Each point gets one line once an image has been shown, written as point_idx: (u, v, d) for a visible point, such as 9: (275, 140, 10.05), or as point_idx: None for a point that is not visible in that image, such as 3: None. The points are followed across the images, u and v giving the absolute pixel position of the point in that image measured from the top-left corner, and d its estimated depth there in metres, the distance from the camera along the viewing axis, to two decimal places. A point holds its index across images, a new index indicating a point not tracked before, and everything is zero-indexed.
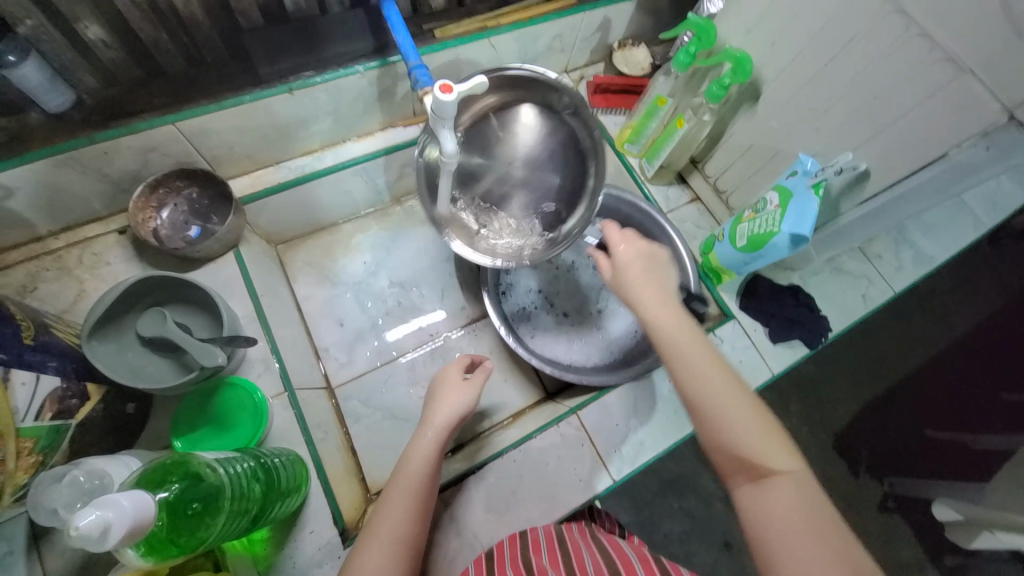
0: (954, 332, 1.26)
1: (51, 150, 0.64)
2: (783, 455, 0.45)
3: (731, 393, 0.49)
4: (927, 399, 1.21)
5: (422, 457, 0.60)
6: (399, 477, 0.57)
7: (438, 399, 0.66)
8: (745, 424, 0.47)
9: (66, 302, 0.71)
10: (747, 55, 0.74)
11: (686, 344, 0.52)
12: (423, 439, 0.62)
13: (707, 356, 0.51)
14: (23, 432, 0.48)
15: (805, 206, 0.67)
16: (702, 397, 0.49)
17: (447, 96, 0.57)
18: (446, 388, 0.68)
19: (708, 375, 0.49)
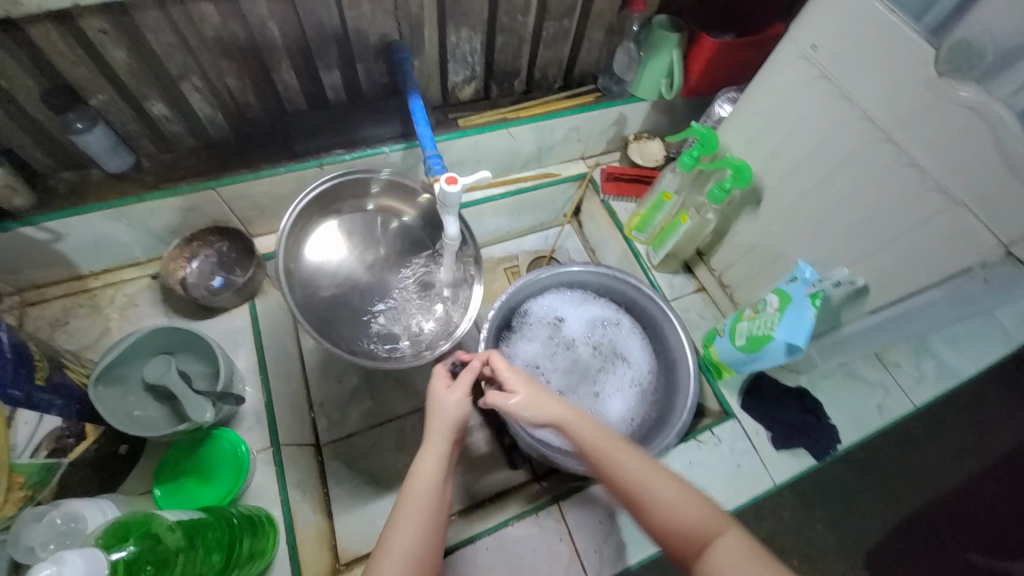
0: (993, 452, 1.16)
1: (104, 205, 0.73)
2: (713, 524, 0.47)
3: (652, 480, 0.51)
4: (965, 526, 1.09)
5: (432, 474, 0.55)
6: (405, 494, 0.53)
7: (441, 407, 0.60)
8: (674, 507, 0.48)
9: (90, 338, 0.79)
10: (746, 163, 0.76)
11: (603, 449, 0.54)
12: (430, 452, 0.57)
13: (622, 456, 0.53)
14: (17, 468, 0.51)
15: (802, 315, 0.66)
16: (639, 498, 0.50)
17: (452, 188, 0.62)
18: (444, 397, 0.61)
19: (625, 470, 0.52)
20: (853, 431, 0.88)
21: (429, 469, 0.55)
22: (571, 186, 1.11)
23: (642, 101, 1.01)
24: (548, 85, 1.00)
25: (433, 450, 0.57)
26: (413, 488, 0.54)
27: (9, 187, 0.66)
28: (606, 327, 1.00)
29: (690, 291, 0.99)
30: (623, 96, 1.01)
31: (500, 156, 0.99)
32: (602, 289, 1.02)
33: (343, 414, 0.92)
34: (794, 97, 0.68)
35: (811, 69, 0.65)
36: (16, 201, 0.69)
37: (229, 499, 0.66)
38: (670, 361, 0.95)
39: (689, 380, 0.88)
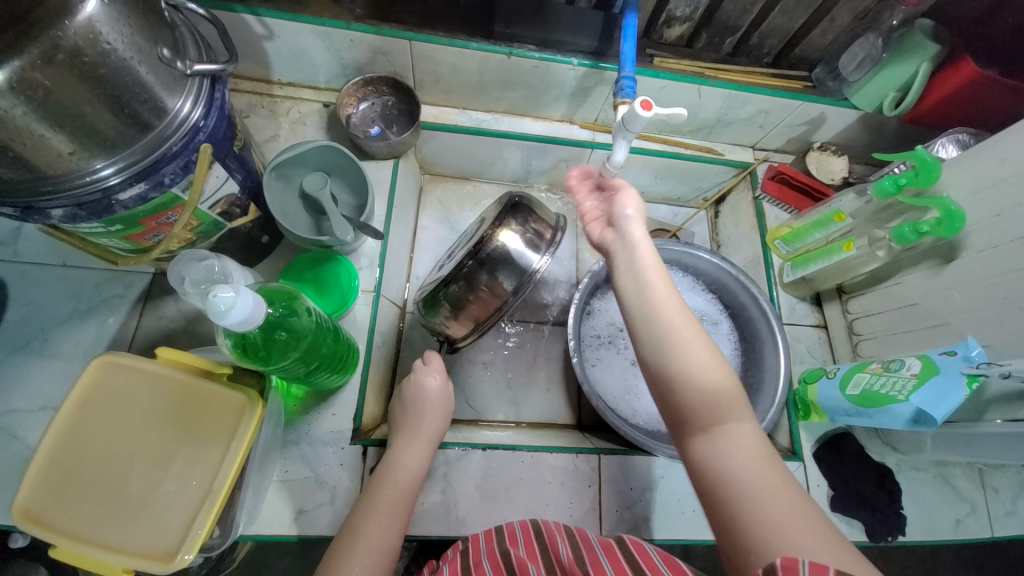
0: None
1: (317, 20, 0.77)
2: (732, 408, 0.51)
3: (695, 351, 0.53)
4: None
5: (413, 467, 0.65)
6: (382, 486, 0.62)
7: (425, 416, 0.70)
8: (707, 380, 0.51)
9: (262, 138, 0.86)
10: (962, 213, 0.66)
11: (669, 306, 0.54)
12: (414, 448, 0.67)
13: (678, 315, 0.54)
14: (197, 212, 0.58)
15: (952, 389, 0.61)
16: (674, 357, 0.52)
17: (643, 113, 0.59)
18: (428, 391, 0.72)
19: (685, 336, 0.53)
20: (920, 531, 0.81)
21: (409, 460, 0.66)
22: (728, 171, 1.03)
23: (853, 108, 0.90)
24: (758, 56, 0.91)
25: (413, 445, 0.67)
26: (391, 477, 0.64)
27: None
28: (703, 322, 0.97)
29: (809, 323, 0.92)
30: (835, 96, 0.90)
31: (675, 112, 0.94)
32: (714, 284, 0.98)
33: None
34: None
35: None
36: None
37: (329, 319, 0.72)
38: (755, 381, 0.90)
39: (771, 405, 0.83)
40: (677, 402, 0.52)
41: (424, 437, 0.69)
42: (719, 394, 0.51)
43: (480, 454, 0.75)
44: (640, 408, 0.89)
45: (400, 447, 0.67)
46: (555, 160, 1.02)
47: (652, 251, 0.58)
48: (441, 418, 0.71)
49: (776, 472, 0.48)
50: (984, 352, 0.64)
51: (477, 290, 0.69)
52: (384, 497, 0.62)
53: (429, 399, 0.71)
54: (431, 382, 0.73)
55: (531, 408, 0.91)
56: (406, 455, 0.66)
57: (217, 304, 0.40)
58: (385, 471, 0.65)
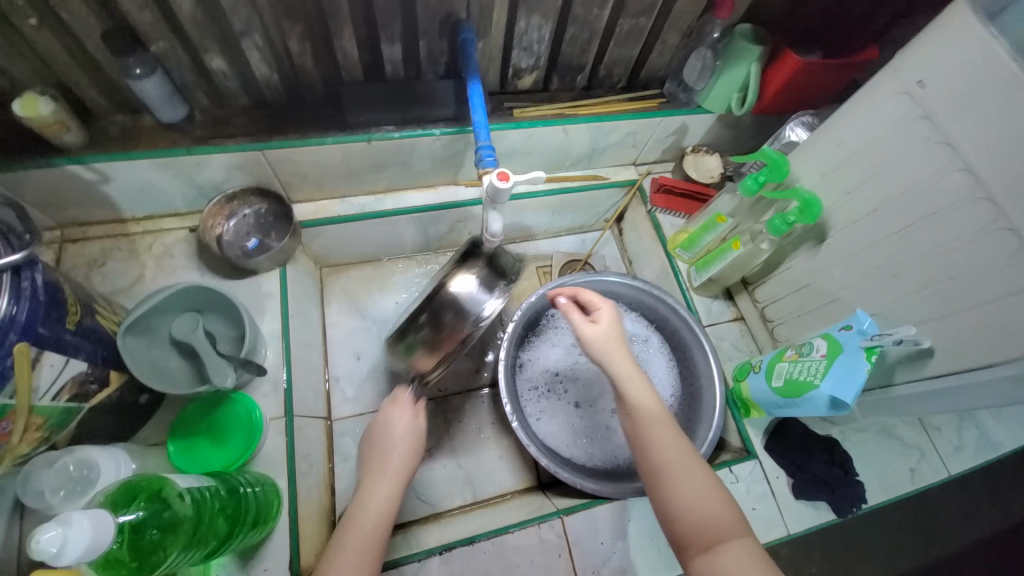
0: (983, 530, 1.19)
1: (152, 153, 0.73)
2: (731, 529, 0.53)
3: (692, 477, 0.56)
4: None
5: (380, 506, 0.64)
6: (352, 526, 0.62)
7: (389, 434, 0.71)
8: (699, 493, 0.55)
9: (125, 283, 0.79)
10: (817, 198, 0.71)
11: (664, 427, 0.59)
12: (380, 487, 0.66)
13: (668, 430, 0.59)
14: (37, 409, 0.51)
15: (856, 367, 0.63)
16: (675, 480, 0.56)
17: (502, 185, 0.60)
18: (393, 421, 0.72)
19: (675, 453, 0.58)
20: (880, 492, 0.83)
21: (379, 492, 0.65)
22: (618, 191, 1.06)
23: (708, 114, 0.95)
24: (612, 84, 0.95)
25: (379, 482, 0.67)
26: (358, 518, 0.62)
27: (61, 123, 0.67)
28: (634, 342, 0.97)
29: (727, 319, 0.94)
30: (689, 105, 0.95)
31: (551, 152, 0.96)
32: (634, 303, 0.99)
33: (357, 392, 0.92)
34: (890, 132, 0.62)
35: (910, 107, 0.59)
36: (68, 137, 0.69)
37: (238, 465, 0.65)
38: (695, 390, 0.91)
39: (714, 412, 0.83)
40: (675, 517, 0.55)
41: (387, 473, 0.67)
42: (717, 516, 0.54)
43: (437, 559, 0.70)
44: (595, 448, 0.87)
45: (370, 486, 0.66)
46: (451, 223, 1.00)
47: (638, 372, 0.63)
48: (411, 451, 0.70)
49: None
50: (875, 321, 0.67)
51: (443, 331, 0.66)
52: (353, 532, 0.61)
53: (394, 429, 0.71)
54: (396, 417, 0.72)
55: (487, 482, 0.87)
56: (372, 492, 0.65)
57: (44, 550, 0.35)
58: (355, 510, 0.64)
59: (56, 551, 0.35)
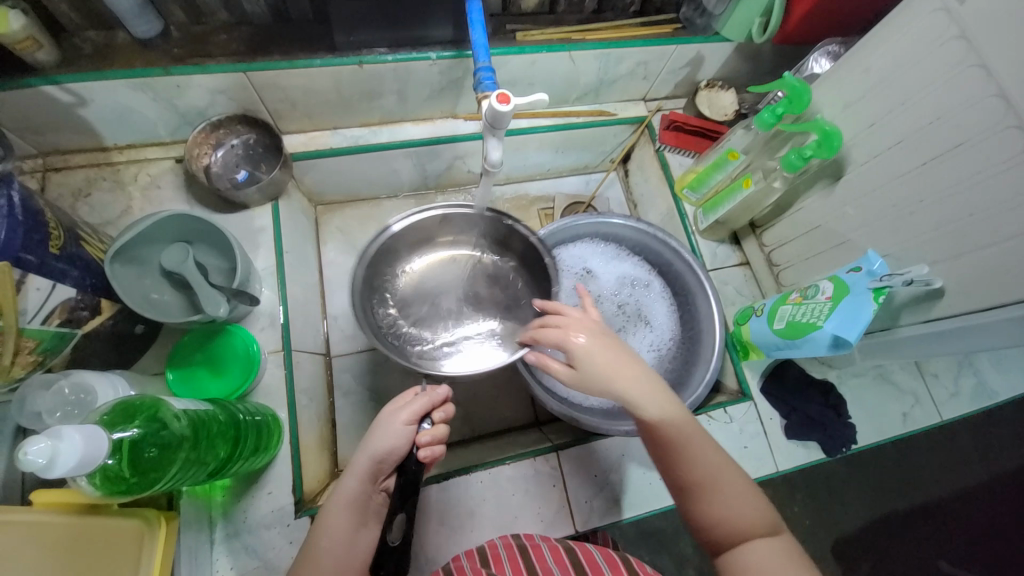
0: (966, 472, 1.23)
1: (128, 73, 0.68)
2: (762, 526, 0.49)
3: (727, 479, 0.51)
4: (925, 528, 1.18)
5: (341, 535, 0.53)
6: (309, 556, 0.52)
7: (376, 435, 0.56)
8: (736, 499, 0.50)
9: (113, 214, 0.76)
10: (837, 131, 0.67)
11: (685, 441, 0.52)
12: (337, 510, 0.54)
13: (696, 436, 0.52)
14: (27, 332, 0.50)
15: (861, 308, 0.62)
16: (707, 493, 0.51)
17: (502, 108, 0.56)
18: (389, 425, 0.56)
19: (704, 459, 0.51)
20: (871, 433, 0.84)
21: (337, 515, 0.53)
22: (626, 129, 1.01)
23: (727, 42, 0.88)
24: (624, 7, 0.88)
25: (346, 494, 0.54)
26: (312, 563, 0.51)
27: (32, 40, 0.62)
28: (635, 286, 0.96)
29: (732, 263, 0.92)
30: (706, 32, 0.88)
31: (556, 82, 0.90)
32: (637, 247, 0.97)
33: (355, 331, 0.92)
34: (922, 56, 0.57)
35: (948, 26, 0.54)
36: (40, 54, 0.65)
37: (238, 394, 0.66)
38: (695, 333, 0.90)
39: (711, 355, 0.83)
40: (707, 524, 0.50)
41: (347, 500, 0.54)
42: (752, 518, 0.50)
43: (435, 488, 0.72)
44: (592, 388, 0.88)
45: (325, 516, 0.54)
46: (449, 160, 0.96)
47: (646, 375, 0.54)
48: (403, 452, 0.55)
49: None
50: (885, 262, 0.64)
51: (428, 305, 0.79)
52: (308, 570, 0.51)
53: (381, 439, 0.55)
54: (392, 417, 0.56)
55: (485, 418, 0.89)
56: (330, 524, 0.53)
57: (33, 461, 0.35)
58: (311, 541, 0.53)
59: (44, 464, 0.35)
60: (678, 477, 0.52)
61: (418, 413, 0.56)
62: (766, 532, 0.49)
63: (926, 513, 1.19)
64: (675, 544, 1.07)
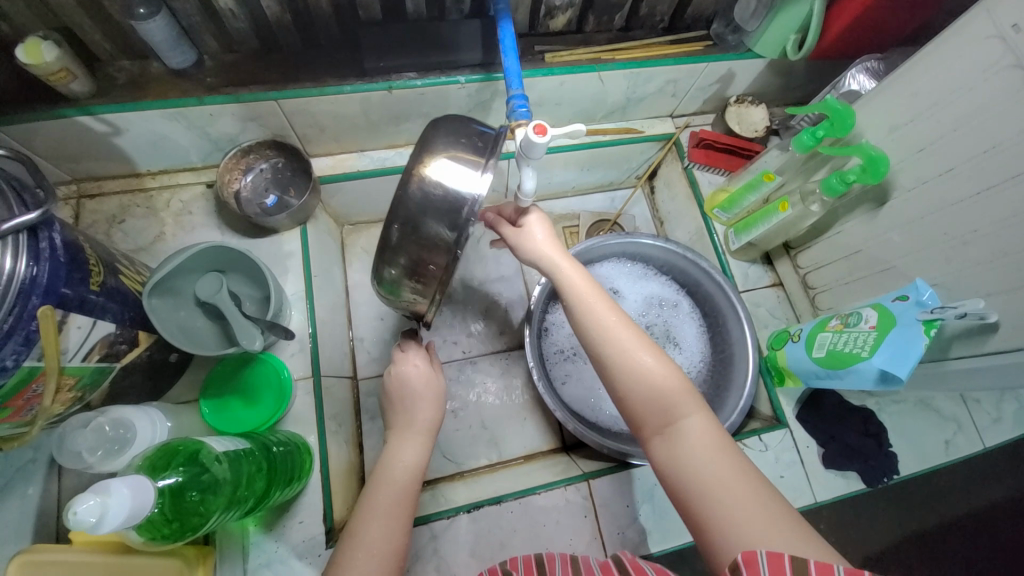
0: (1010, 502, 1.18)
1: (163, 103, 0.68)
2: (686, 403, 0.51)
3: (638, 356, 0.53)
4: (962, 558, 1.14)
5: (411, 464, 0.59)
6: (385, 474, 0.57)
7: (419, 397, 0.64)
8: (653, 379, 0.51)
9: (146, 240, 0.77)
10: (884, 155, 0.64)
11: (607, 324, 0.54)
12: (411, 444, 0.60)
13: (603, 307, 0.55)
14: (67, 370, 0.51)
15: (911, 341, 0.59)
16: (619, 370, 0.52)
17: (538, 139, 0.55)
18: (421, 381, 0.65)
19: (617, 341, 0.53)
20: (913, 463, 0.81)
21: (409, 443, 0.61)
22: (653, 146, 0.99)
23: (759, 58, 0.86)
24: (652, 24, 0.86)
25: (411, 438, 0.61)
26: (388, 480, 0.57)
27: (66, 70, 0.63)
28: (662, 307, 0.94)
29: (764, 285, 0.89)
30: (738, 49, 0.86)
31: (584, 101, 0.88)
32: (665, 266, 0.95)
33: (381, 353, 0.92)
34: (973, 83, 0.55)
35: (1003, 53, 0.52)
36: (75, 85, 0.66)
37: (270, 423, 0.66)
38: (725, 356, 0.88)
39: (745, 380, 0.81)
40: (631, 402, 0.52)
41: (419, 429, 0.62)
42: (668, 393, 0.51)
43: (465, 517, 0.71)
44: (620, 412, 0.87)
45: (397, 447, 0.60)
46: None
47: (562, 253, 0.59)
48: (436, 412, 0.64)
49: (729, 456, 0.48)
50: (935, 293, 0.62)
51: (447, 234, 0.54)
52: (389, 480, 0.57)
53: (429, 401, 0.64)
54: (414, 370, 0.66)
55: (512, 441, 0.88)
56: (402, 449, 0.60)
57: (83, 520, 0.34)
58: (383, 468, 0.58)
59: (96, 519, 0.35)
60: (609, 362, 0.53)
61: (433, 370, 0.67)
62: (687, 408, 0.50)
63: (962, 538, 1.15)
64: None
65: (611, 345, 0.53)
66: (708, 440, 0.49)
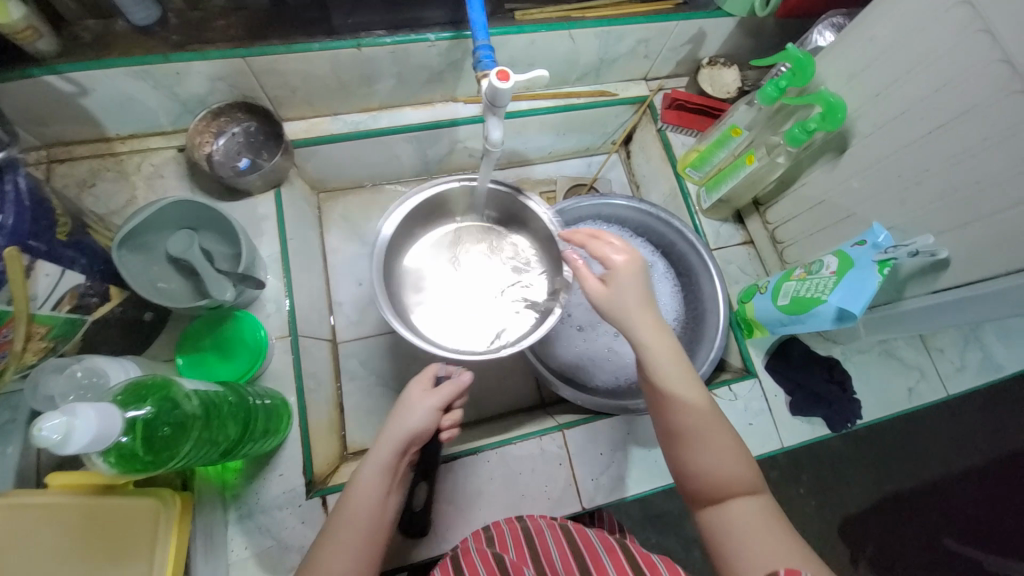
0: (976, 455, 1.23)
1: (129, 61, 0.68)
2: (746, 482, 0.51)
3: (710, 432, 0.53)
4: (935, 511, 1.19)
5: (372, 495, 0.53)
6: (340, 513, 0.52)
7: (402, 416, 0.56)
8: (719, 455, 0.52)
9: (118, 204, 0.77)
10: (842, 103, 0.66)
11: (685, 394, 0.53)
12: (371, 472, 0.54)
13: (680, 377, 0.53)
14: (38, 318, 0.51)
15: (867, 281, 0.61)
16: (688, 442, 0.53)
17: (503, 85, 0.55)
18: (413, 402, 0.57)
19: (690, 415, 0.53)
20: (877, 410, 0.84)
21: (372, 472, 0.54)
22: (627, 109, 1.00)
23: (729, 16, 0.86)
24: None
25: (377, 465, 0.54)
26: (347, 514, 0.52)
27: (30, 28, 0.62)
28: None
29: (735, 242, 0.92)
30: (708, 7, 0.86)
31: (557, 61, 0.89)
32: (640, 227, 0.96)
33: (360, 317, 0.93)
34: (926, 24, 0.56)
35: None
36: (42, 45, 0.65)
37: (248, 377, 0.67)
38: (698, 313, 0.90)
39: (716, 333, 0.83)
40: (691, 472, 0.53)
41: (384, 460, 0.55)
42: (732, 471, 0.52)
43: (444, 467, 0.73)
44: (596, 368, 0.89)
45: (364, 465, 0.54)
46: (450, 144, 0.96)
47: (647, 314, 0.53)
48: (426, 427, 0.56)
49: (778, 533, 0.49)
50: (890, 234, 0.64)
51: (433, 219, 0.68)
52: (341, 520, 0.52)
53: (406, 422, 0.56)
54: (417, 389, 0.58)
55: (491, 400, 0.90)
56: (362, 484, 0.53)
57: (48, 437, 0.36)
58: (342, 502, 0.54)
59: (60, 437, 0.36)
60: (675, 430, 0.54)
61: (443, 396, 0.58)
62: (747, 487, 0.51)
63: (932, 491, 1.19)
64: (683, 528, 1.09)
65: (680, 416, 0.53)
66: (758, 517, 0.50)
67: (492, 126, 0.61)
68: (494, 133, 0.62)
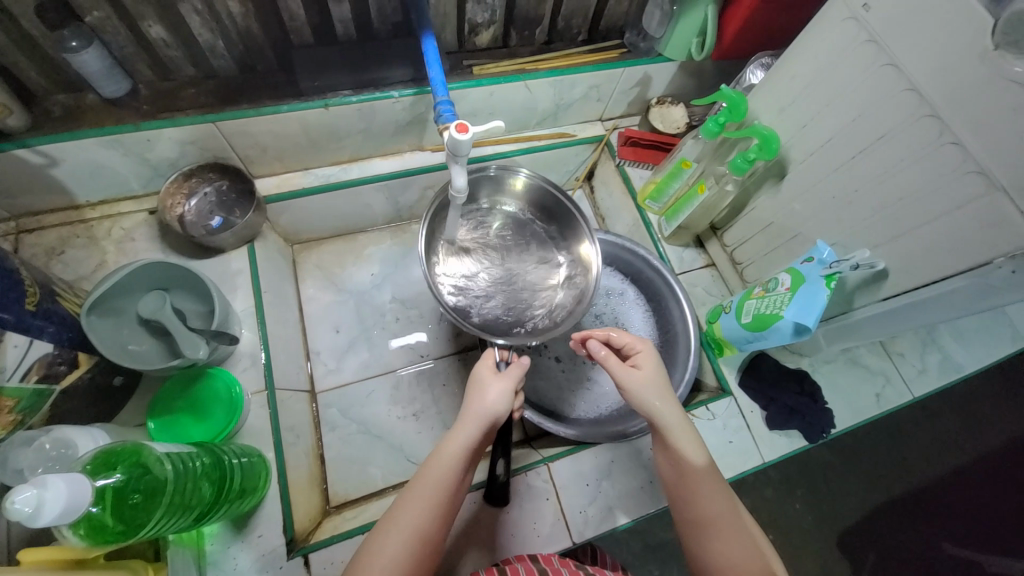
0: (955, 454, 1.25)
1: (99, 131, 0.70)
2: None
3: (724, 521, 0.54)
4: (926, 515, 1.19)
5: (454, 463, 0.55)
6: (423, 477, 0.55)
7: (478, 395, 0.60)
8: (732, 546, 0.53)
9: (87, 269, 0.77)
10: (775, 134, 0.72)
11: (698, 482, 0.56)
12: (459, 437, 0.57)
13: (693, 464, 0.56)
14: (5, 391, 0.51)
15: (817, 295, 0.65)
16: (704, 530, 0.55)
17: (462, 137, 0.59)
18: (487, 382, 0.61)
19: (709, 503, 0.55)
20: (850, 417, 0.87)
21: (454, 443, 0.56)
22: (586, 148, 1.06)
23: (671, 62, 0.95)
24: (571, 37, 0.94)
25: (463, 431, 0.57)
26: (427, 478, 0.54)
27: (0, 105, 0.64)
28: (610, 296, 0.99)
29: (699, 266, 0.96)
30: (650, 54, 0.94)
31: (516, 109, 0.95)
32: (608, 258, 1.00)
33: (339, 364, 0.93)
34: (837, 63, 0.63)
35: (857, 33, 0.60)
36: (12, 120, 0.66)
37: (224, 434, 0.66)
38: (671, 336, 0.93)
39: (688, 355, 0.86)
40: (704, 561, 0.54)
41: (465, 438, 0.57)
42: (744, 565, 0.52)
43: None
44: (577, 399, 0.90)
45: (452, 433, 0.57)
46: (420, 190, 0.99)
47: (667, 403, 0.58)
48: (503, 406, 0.59)
49: None
50: (834, 250, 0.68)
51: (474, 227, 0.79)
52: (423, 488, 0.54)
53: (482, 398, 0.59)
54: (493, 379, 0.61)
55: None
56: (450, 446, 0.56)
57: (19, 510, 0.36)
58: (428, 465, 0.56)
59: (31, 511, 0.36)
60: (688, 517, 0.56)
61: (513, 379, 0.61)
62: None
63: (921, 495, 1.21)
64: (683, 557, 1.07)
65: (693, 504, 0.55)
66: None
67: (458, 173, 0.65)
68: (460, 178, 0.65)
